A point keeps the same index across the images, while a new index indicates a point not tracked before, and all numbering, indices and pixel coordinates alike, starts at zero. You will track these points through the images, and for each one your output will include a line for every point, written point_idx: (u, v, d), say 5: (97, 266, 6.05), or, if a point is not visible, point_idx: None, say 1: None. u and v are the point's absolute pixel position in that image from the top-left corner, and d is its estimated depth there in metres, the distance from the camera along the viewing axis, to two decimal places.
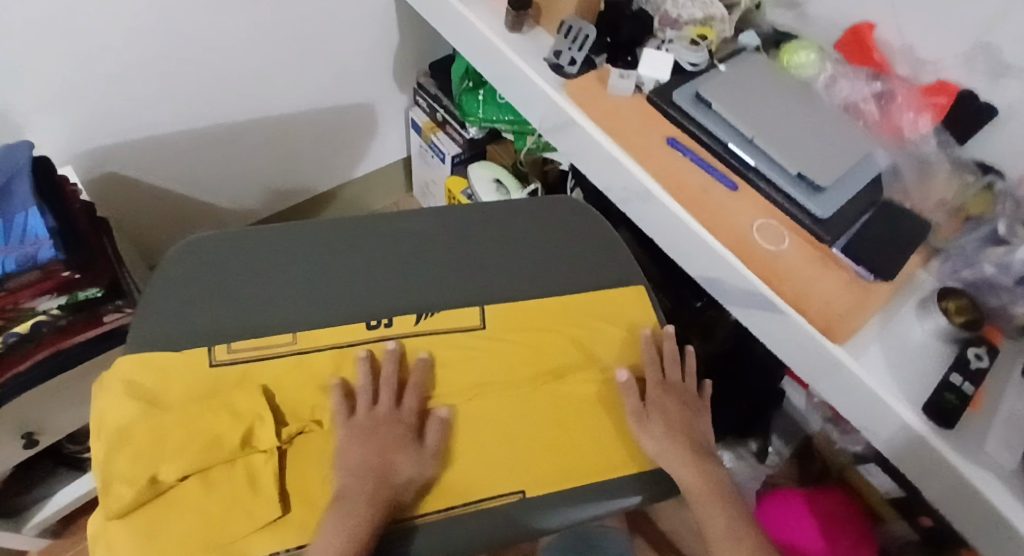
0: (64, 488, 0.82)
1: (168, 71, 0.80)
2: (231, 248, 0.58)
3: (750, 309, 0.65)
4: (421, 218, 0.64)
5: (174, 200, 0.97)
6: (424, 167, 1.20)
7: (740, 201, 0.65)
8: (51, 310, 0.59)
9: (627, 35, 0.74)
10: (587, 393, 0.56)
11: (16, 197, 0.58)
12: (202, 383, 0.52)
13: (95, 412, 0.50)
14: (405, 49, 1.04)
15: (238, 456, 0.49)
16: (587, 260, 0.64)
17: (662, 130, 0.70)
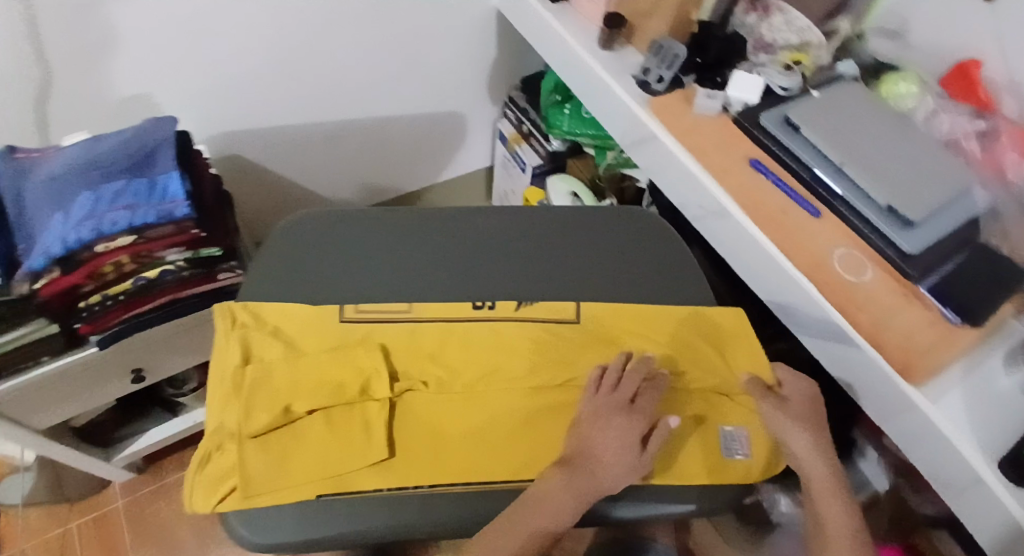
0: (151, 429, 0.90)
1: (293, 70, 0.89)
2: (327, 225, 0.64)
3: (823, 339, 0.63)
4: (499, 215, 0.67)
5: (279, 187, 1.05)
6: (505, 177, 1.25)
7: (823, 227, 0.64)
8: (178, 261, 0.65)
9: (716, 54, 0.74)
10: (685, 397, 0.57)
11: (160, 161, 0.64)
12: (329, 335, 0.56)
13: (235, 345, 0.54)
14: (501, 62, 1.09)
15: (356, 401, 0.53)
16: (657, 272, 0.65)
17: (746, 151, 0.69)
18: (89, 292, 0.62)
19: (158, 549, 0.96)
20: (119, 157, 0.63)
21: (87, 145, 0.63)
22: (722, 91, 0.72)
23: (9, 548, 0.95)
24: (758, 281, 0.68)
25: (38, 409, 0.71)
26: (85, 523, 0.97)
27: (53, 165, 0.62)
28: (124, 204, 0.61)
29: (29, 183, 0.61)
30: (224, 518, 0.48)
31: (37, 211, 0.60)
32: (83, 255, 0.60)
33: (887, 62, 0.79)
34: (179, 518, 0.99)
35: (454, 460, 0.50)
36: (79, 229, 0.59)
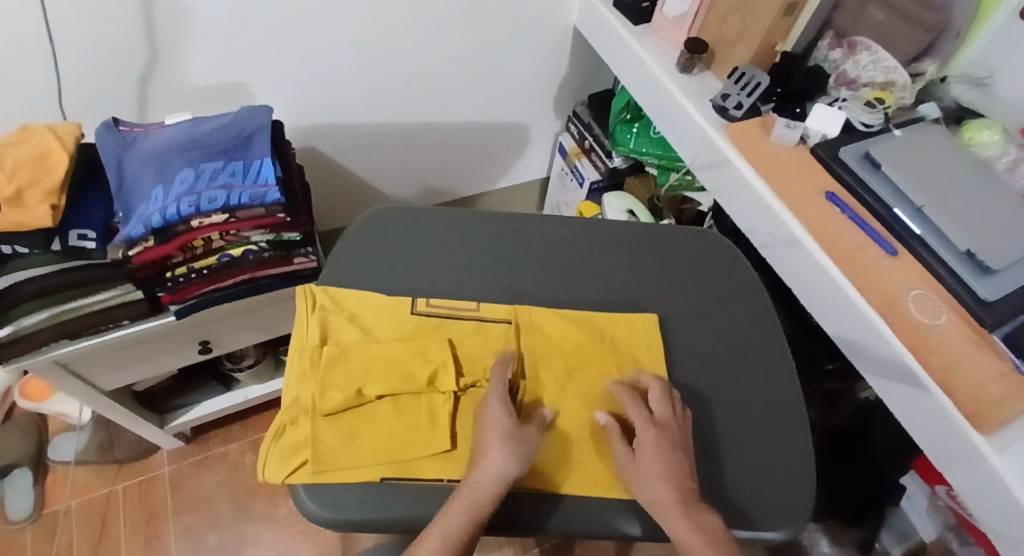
0: (208, 400, 0.94)
1: (376, 71, 0.92)
2: (404, 219, 0.66)
3: (889, 380, 0.62)
4: (571, 224, 0.68)
5: (347, 181, 1.09)
6: (560, 189, 1.26)
7: (899, 266, 0.63)
8: (260, 242, 0.69)
9: (798, 87, 0.75)
10: (743, 426, 0.56)
11: (256, 146, 0.67)
12: (403, 325, 0.58)
13: (314, 327, 0.56)
14: (571, 77, 1.11)
15: (424, 392, 0.53)
16: (727, 296, 0.65)
17: (822, 184, 0.69)
18: (177, 263, 0.66)
19: (195, 518, 0.99)
20: (218, 139, 0.66)
21: (189, 126, 0.67)
22: (802, 122, 0.72)
23: (57, 502, 0.98)
24: (823, 314, 0.67)
25: (108, 371, 0.74)
26: (129, 486, 1.00)
27: (157, 141, 0.65)
28: (219, 184, 0.64)
29: (131, 154, 0.64)
30: (292, 490, 0.49)
31: (138, 182, 0.63)
32: (178, 228, 0.63)
33: (971, 109, 0.77)
34: (217, 489, 1.01)
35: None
36: (178, 202, 0.62)
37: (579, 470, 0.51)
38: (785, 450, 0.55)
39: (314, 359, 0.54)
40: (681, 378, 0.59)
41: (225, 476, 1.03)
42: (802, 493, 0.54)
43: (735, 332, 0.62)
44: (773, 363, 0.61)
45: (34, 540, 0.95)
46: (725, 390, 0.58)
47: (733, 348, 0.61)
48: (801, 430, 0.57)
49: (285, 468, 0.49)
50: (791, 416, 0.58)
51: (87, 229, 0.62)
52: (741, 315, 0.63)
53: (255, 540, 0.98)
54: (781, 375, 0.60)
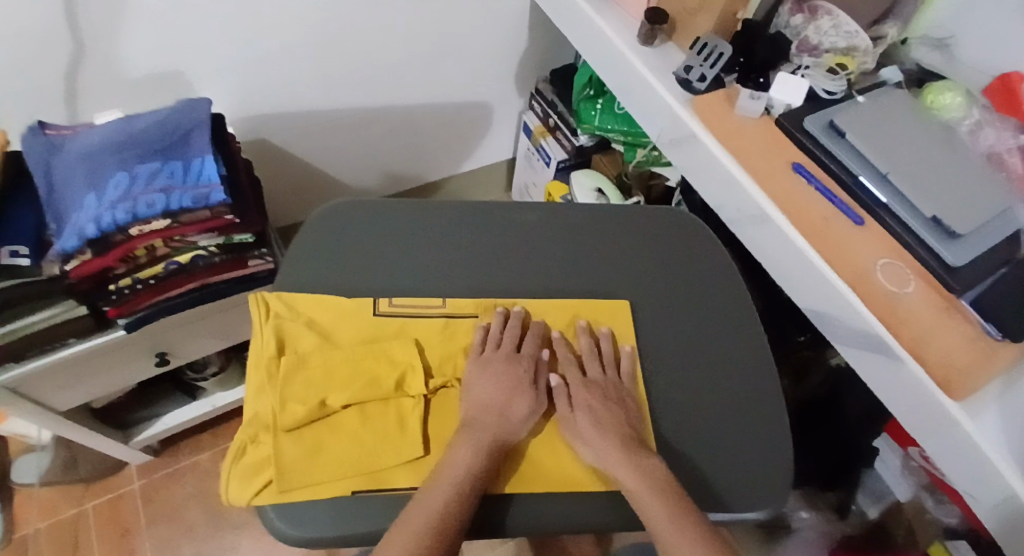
0: (171, 412, 0.90)
1: (324, 54, 0.87)
2: (360, 214, 0.63)
3: (860, 350, 0.62)
4: (536, 209, 0.66)
5: (304, 172, 1.05)
6: (527, 169, 1.24)
7: (866, 236, 0.63)
8: (210, 246, 0.65)
9: (761, 55, 0.73)
10: (717, 410, 0.55)
11: (195, 145, 0.63)
12: (365, 328, 0.56)
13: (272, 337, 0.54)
14: (530, 53, 1.08)
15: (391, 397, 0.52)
16: (696, 275, 0.64)
17: (787, 155, 0.68)
18: (120, 274, 0.62)
19: (172, 531, 0.96)
20: (153, 139, 0.62)
21: (120, 124, 0.63)
22: (767, 92, 0.70)
23: (23, 526, 0.94)
24: (793, 288, 0.67)
25: (59, 390, 0.71)
26: (99, 504, 0.97)
27: (87, 143, 0.61)
28: (158, 187, 0.60)
29: (60, 159, 0.60)
30: (259, 512, 0.47)
31: (68, 190, 0.59)
32: (116, 237, 0.59)
33: (933, 71, 0.76)
34: (192, 499, 0.99)
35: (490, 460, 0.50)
36: (113, 210, 0.58)
37: (553, 467, 0.50)
38: (759, 429, 0.55)
39: (273, 371, 0.52)
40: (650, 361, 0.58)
41: (199, 486, 1.00)
42: (778, 470, 0.53)
43: (706, 313, 0.61)
44: (744, 340, 0.60)
45: None
46: (697, 373, 0.58)
47: (705, 328, 0.60)
48: (775, 407, 0.57)
49: (247, 490, 0.47)
50: (764, 394, 0.57)
51: (20, 244, 0.58)
52: (709, 293, 0.63)
53: (235, 548, 0.96)
54: (750, 352, 0.59)
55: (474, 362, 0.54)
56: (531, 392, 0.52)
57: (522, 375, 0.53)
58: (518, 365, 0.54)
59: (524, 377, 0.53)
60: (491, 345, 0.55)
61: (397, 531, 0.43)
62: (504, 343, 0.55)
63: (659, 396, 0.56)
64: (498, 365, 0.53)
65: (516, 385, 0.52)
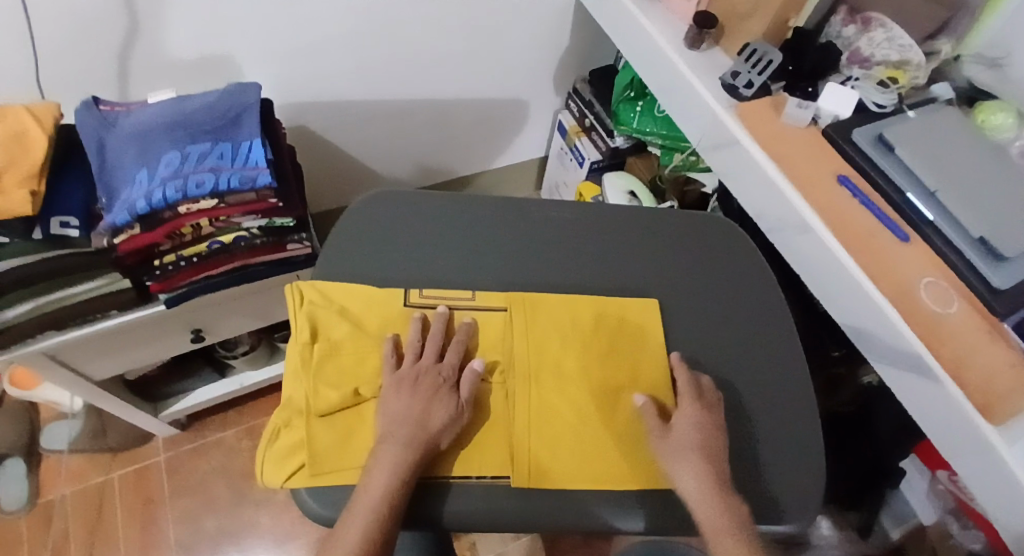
0: (201, 388, 0.93)
1: (367, 45, 0.88)
2: (398, 204, 0.64)
3: (900, 369, 0.60)
4: (574, 207, 0.66)
5: (340, 160, 1.06)
6: (559, 168, 1.23)
7: (911, 253, 0.61)
8: (252, 228, 0.66)
9: (811, 63, 0.72)
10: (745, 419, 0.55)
11: (246, 128, 0.64)
12: (396, 316, 0.56)
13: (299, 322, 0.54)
14: (571, 51, 1.07)
15: None
16: (732, 282, 0.63)
17: (833, 166, 0.67)
18: (165, 251, 0.63)
19: (193, 505, 0.98)
20: (205, 120, 0.63)
21: (173, 105, 0.64)
22: (813, 101, 0.70)
23: (51, 490, 0.97)
24: (830, 301, 0.66)
25: (98, 361, 0.73)
26: (125, 473, 0.99)
27: (140, 121, 0.62)
28: (208, 166, 0.61)
29: (113, 135, 0.61)
30: (293, 494, 0.48)
31: (120, 163, 0.60)
32: (164, 215, 0.60)
33: (983, 89, 0.74)
34: (215, 474, 1.00)
35: (443, 453, 0.50)
36: (163, 186, 0.59)
37: (573, 469, 0.50)
38: (790, 443, 0.54)
39: (306, 359, 0.52)
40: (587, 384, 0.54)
41: (222, 462, 1.02)
42: (807, 484, 0.53)
43: (743, 322, 0.61)
44: (784, 357, 0.59)
45: (31, 527, 0.94)
46: (726, 380, 0.57)
47: (740, 338, 0.60)
48: (808, 424, 0.56)
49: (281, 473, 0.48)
50: (800, 406, 0.57)
51: (71, 216, 0.59)
52: (744, 303, 0.62)
53: (254, 525, 0.97)
54: (784, 366, 0.59)
55: (389, 379, 0.51)
56: (449, 395, 0.50)
57: (438, 382, 0.51)
58: (436, 373, 0.52)
59: (441, 384, 0.51)
60: (409, 359, 0.52)
61: (353, 509, 0.44)
62: (423, 353, 0.53)
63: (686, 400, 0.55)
64: (415, 376, 0.51)
65: (431, 394, 0.50)
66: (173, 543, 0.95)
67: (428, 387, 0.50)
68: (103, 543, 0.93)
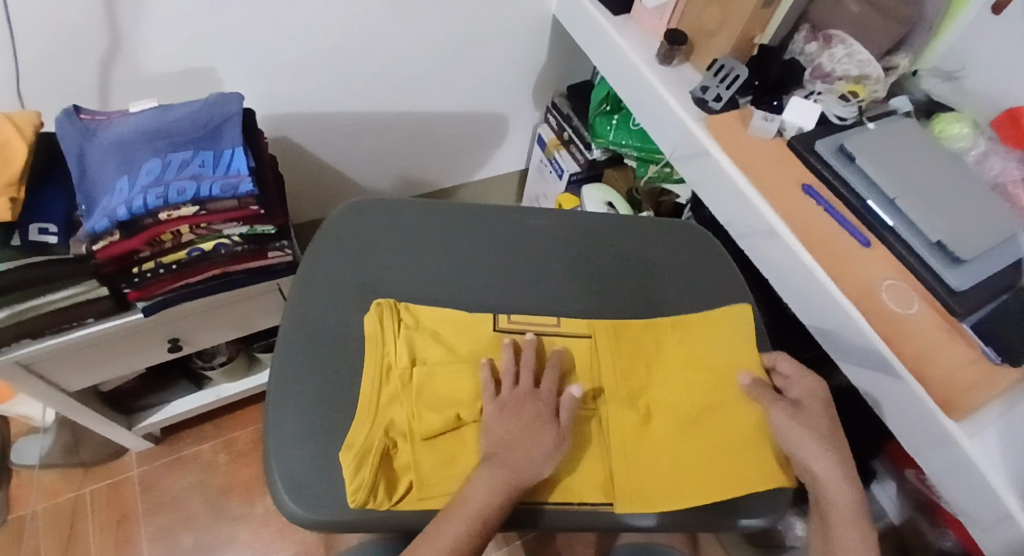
0: (179, 399, 0.92)
1: (349, 60, 0.90)
2: (375, 213, 0.65)
3: (865, 369, 0.62)
4: (550, 215, 0.68)
5: (321, 172, 1.07)
6: (538, 180, 1.26)
7: (873, 258, 0.64)
8: (234, 236, 0.66)
9: (775, 78, 0.75)
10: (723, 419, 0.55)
11: (226, 137, 0.65)
12: (487, 341, 0.57)
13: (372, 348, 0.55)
14: (548, 67, 1.10)
15: None
16: (700, 285, 0.65)
17: (798, 176, 0.70)
18: (144, 258, 0.63)
19: (168, 521, 0.96)
20: (187, 130, 0.64)
21: (154, 115, 0.65)
22: (779, 114, 0.72)
23: (20, 507, 0.95)
24: (798, 306, 0.68)
25: (73, 371, 0.72)
26: (98, 490, 0.97)
27: (120, 131, 0.63)
28: (188, 174, 0.62)
29: (93, 146, 0.62)
30: (272, 487, 0.50)
31: (101, 173, 0.61)
32: (145, 222, 0.61)
33: (941, 102, 0.78)
34: (192, 489, 0.99)
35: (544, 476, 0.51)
36: (144, 194, 0.59)
37: (674, 485, 0.51)
38: None
39: (406, 383, 0.53)
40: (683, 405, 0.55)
41: (200, 477, 1.00)
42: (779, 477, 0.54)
43: None
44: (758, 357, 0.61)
45: None
46: None
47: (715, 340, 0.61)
48: None
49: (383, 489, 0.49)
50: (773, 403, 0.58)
51: (49, 223, 0.59)
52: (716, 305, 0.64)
53: (232, 540, 0.96)
54: None
55: (491, 403, 0.52)
56: (550, 425, 0.51)
57: (539, 409, 0.52)
58: (535, 400, 0.52)
59: (544, 412, 0.52)
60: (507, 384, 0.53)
61: (444, 517, 0.46)
62: (519, 380, 0.53)
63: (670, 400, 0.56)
64: (518, 401, 0.52)
65: (535, 422, 0.51)
66: None
67: (532, 414, 0.51)
68: None
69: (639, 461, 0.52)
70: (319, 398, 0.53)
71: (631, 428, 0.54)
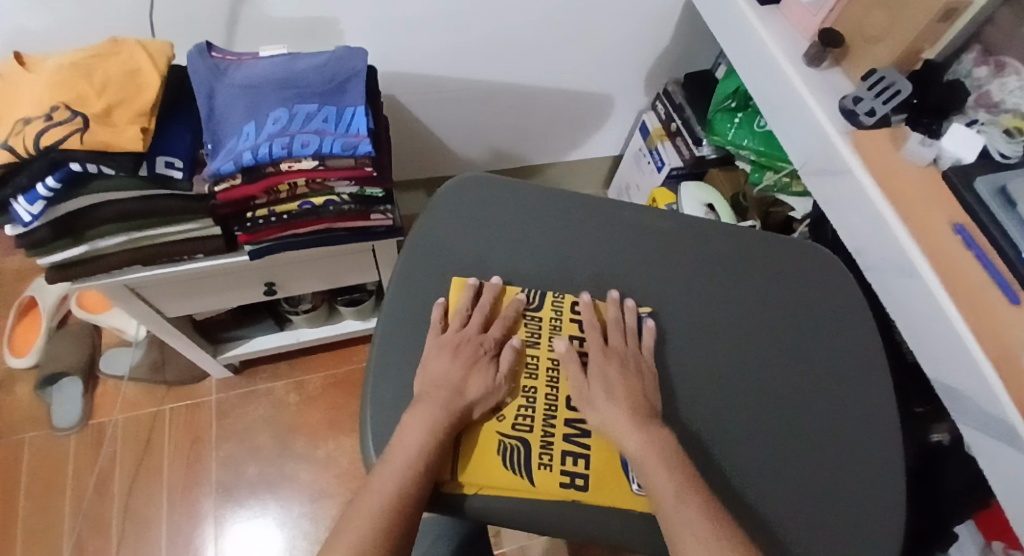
0: (260, 336, 0.96)
1: (467, 24, 0.87)
2: (487, 191, 0.64)
3: (993, 438, 0.56)
4: (663, 217, 0.65)
5: (421, 134, 1.06)
6: (633, 170, 1.21)
7: (1023, 319, 0.56)
8: (344, 194, 0.66)
9: (936, 97, 0.66)
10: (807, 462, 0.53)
11: (350, 94, 0.64)
12: (503, 311, 0.57)
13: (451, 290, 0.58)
14: (667, 52, 1.04)
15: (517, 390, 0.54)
16: (811, 317, 0.61)
17: (949, 215, 0.63)
18: (260, 205, 0.64)
19: (236, 448, 1.00)
20: (313, 83, 0.64)
21: (285, 64, 0.65)
22: (938, 140, 0.65)
23: (104, 414, 1.01)
24: (926, 352, 0.63)
25: (172, 297, 0.74)
26: (175, 409, 1.02)
27: (251, 76, 0.63)
28: (312, 129, 0.61)
29: (223, 87, 0.62)
30: (363, 457, 0.51)
31: (229, 115, 0.61)
32: (267, 170, 0.61)
33: None
34: (260, 421, 1.03)
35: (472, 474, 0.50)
36: (270, 142, 0.59)
37: (538, 485, 0.50)
38: (861, 483, 0.53)
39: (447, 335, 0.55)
40: (759, 434, 0.54)
41: (268, 412, 1.04)
42: (867, 539, 0.51)
43: (829, 362, 0.58)
44: (852, 413, 0.56)
45: (82, 445, 0.99)
46: (798, 413, 0.56)
47: (802, 383, 0.57)
48: (886, 479, 0.54)
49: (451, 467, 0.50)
50: (854, 459, 0.54)
51: (175, 157, 0.59)
52: (824, 344, 0.59)
53: (291, 476, 0.99)
54: (867, 412, 0.57)
55: (433, 341, 0.54)
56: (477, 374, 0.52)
57: (478, 352, 0.53)
58: (478, 345, 0.54)
59: (481, 355, 0.53)
60: (455, 325, 0.55)
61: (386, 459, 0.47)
62: (469, 321, 0.55)
63: (741, 433, 0.54)
64: (458, 341, 0.54)
65: (470, 363, 0.52)
66: (212, 482, 0.98)
67: (469, 355, 0.53)
68: (149, 471, 0.97)
69: (727, 480, 0.52)
70: (406, 364, 0.54)
71: (742, 450, 0.53)
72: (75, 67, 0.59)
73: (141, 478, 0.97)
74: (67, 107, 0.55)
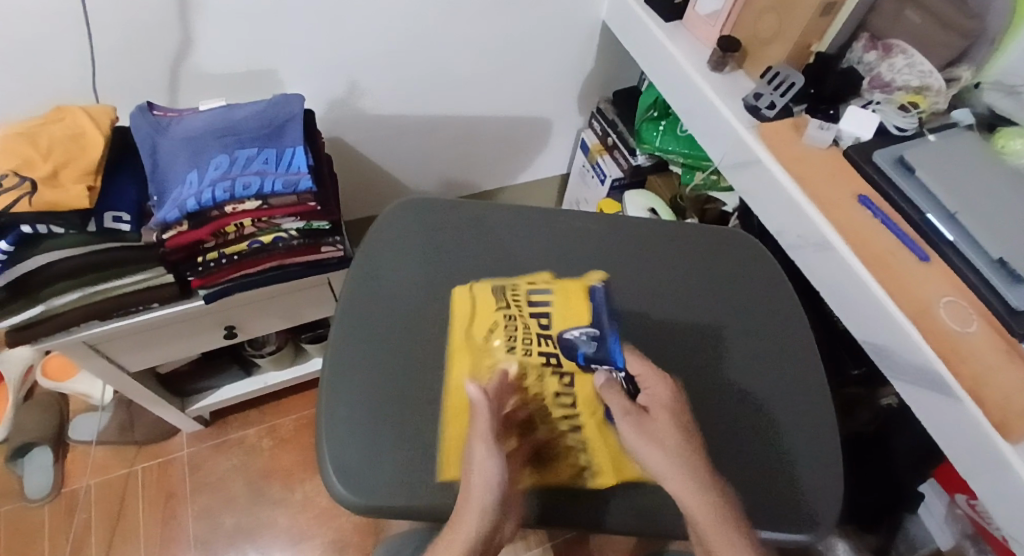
0: (227, 385, 0.96)
1: (403, 63, 0.92)
2: (426, 212, 0.67)
3: (921, 388, 0.59)
4: (596, 219, 0.69)
5: (372, 171, 1.10)
6: (580, 185, 1.26)
7: (932, 273, 0.61)
8: (291, 230, 0.69)
9: (833, 87, 0.74)
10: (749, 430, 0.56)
11: (289, 136, 0.68)
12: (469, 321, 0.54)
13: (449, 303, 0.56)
14: (596, 72, 1.10)
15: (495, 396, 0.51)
16: (736, 293, 0.65)
17: (855, 188, 0.67)
18: (209, 248, 0.67)
19: (210, 501, 1.00)
20: (250, 128, 0.67)
21: (223, 113, 0.68)
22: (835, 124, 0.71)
23: (75, 482, 1.00)
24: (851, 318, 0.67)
25: (131, 351, 0.75)
26: (147, 469, 1.02)
27: (190, 127, 0.66)
28: (253, 171, 0.65)
29: (165, 139, 0.65)
30: (325, 478, 0.52)
31: (172, 165, 0.64)
32: (211, 214, 0.64)
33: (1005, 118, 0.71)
34: (233, 472, 1.03)
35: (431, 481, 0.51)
36: (212, 187, 0.63)
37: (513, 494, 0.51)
38: (803, 441, 0.56)
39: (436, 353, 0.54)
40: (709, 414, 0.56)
41: (242, 461, 1.04)
42: (813, 495, 0.53)
43: (761, 335, 0.62)
44: (789, 381, 0.60)
45: (54, 516, 0.97)
46: (736, 385, 0.59)
47: (736, 358, 0.60)
48: (825, 436, 0.57)
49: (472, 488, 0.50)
50: (794, 422, 0.57)
51: (122, 211, 0.62)
52: (751, 316, 0.63)
53: (269, 523, 0.99)
54: (800, 377, 0.60)
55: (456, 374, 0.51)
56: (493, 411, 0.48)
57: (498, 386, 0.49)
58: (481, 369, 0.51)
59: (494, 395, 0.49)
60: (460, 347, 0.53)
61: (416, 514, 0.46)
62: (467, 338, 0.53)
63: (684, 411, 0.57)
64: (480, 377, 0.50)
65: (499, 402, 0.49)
66: (189, 538, 0.97)
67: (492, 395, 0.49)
68: (124, 534, 0.96)
69: None
70: (359, 382, 0.56)
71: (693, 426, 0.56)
72: (20, 134, 0.61)
73: (116, 543, 0.95)
74: (15, 172, 0.58)
